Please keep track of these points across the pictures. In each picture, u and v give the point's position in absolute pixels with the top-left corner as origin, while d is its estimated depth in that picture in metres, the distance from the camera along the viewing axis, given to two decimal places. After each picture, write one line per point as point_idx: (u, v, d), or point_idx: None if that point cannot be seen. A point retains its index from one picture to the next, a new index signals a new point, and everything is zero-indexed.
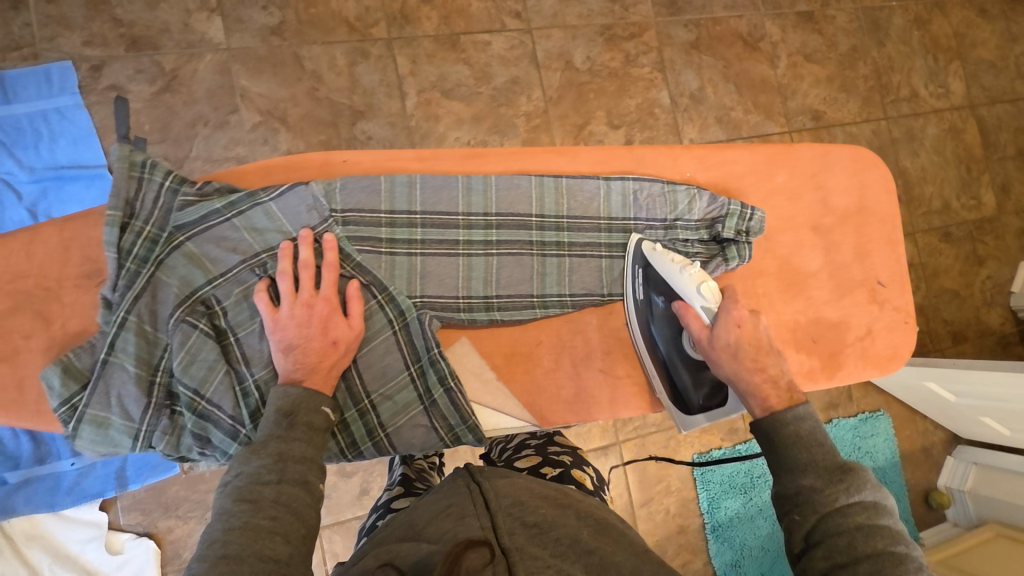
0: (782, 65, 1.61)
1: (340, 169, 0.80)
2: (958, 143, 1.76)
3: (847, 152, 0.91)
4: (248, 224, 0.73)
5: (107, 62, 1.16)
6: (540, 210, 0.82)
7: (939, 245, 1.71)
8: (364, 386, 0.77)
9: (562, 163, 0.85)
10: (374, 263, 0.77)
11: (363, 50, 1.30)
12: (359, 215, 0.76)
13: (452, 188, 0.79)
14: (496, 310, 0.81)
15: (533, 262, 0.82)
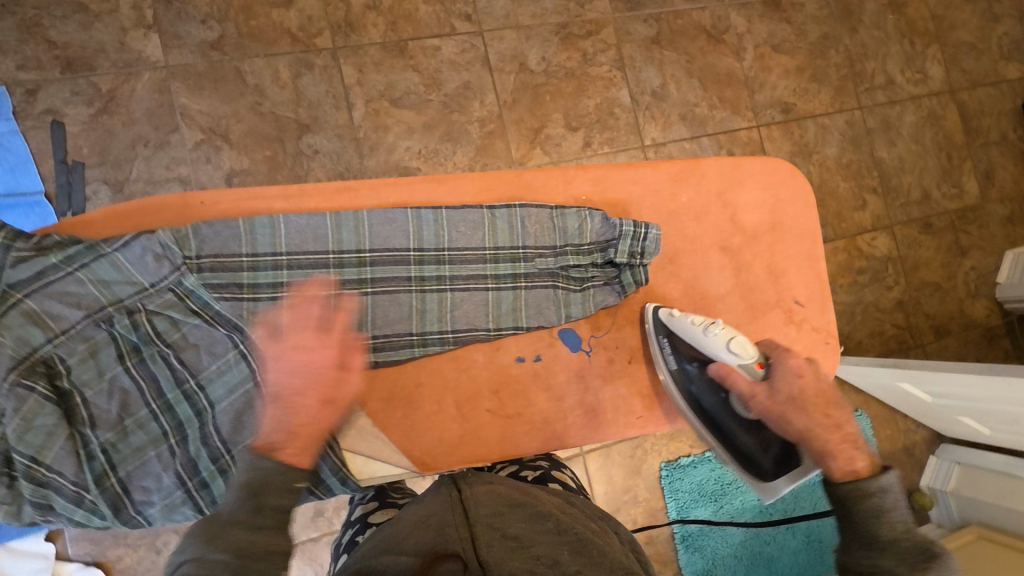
0: (748, 57, 1.56)
1: (197, 211, 0.80)
2: (938, 130, 1.70)
3: (758, 162, 0.96)
4: (94, 276, 0.74)
5: (42, 85, 1.14)
6: (418, 245, 0.83)
7: (919, 237, 1.66)
8: (225, 441, 0.78)
9: (442, 192, 0.86)
10: (233, 312, 0.77)
11: (307, 60, 1.26)
12: (215, 261, 0.76)
13: (320, 226, 0.80)
14: (370, 352, 0.82)
15: (411, 300, 0.83)
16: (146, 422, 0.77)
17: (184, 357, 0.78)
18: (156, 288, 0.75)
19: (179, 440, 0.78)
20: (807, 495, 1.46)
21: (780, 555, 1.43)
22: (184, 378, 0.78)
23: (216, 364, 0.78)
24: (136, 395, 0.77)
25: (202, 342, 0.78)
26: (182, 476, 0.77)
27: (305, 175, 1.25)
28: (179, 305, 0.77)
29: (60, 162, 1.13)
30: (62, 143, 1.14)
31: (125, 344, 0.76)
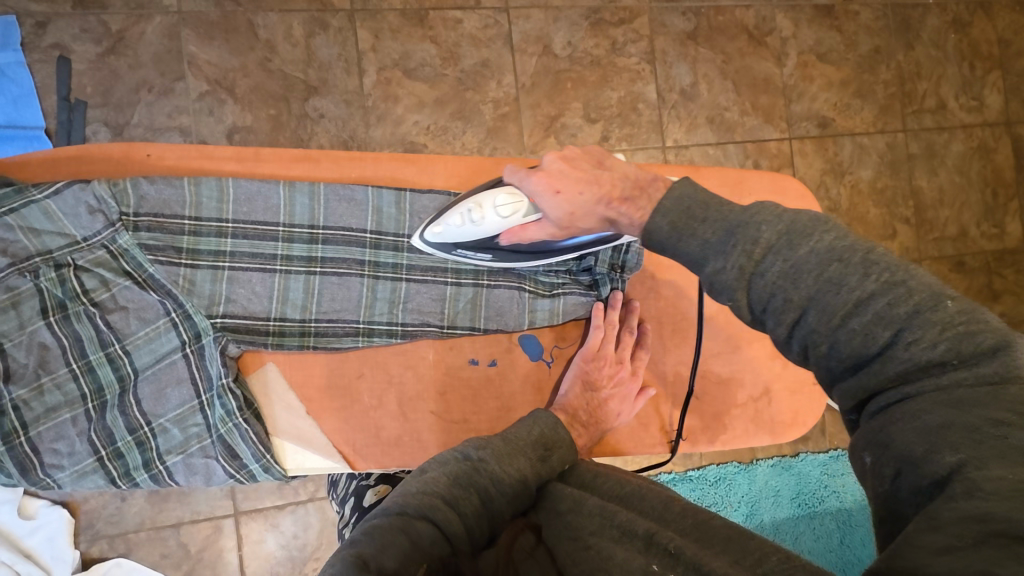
0: (790, 64, 1.47)
1: (140, 164, 0.78)
2: (986, 164, 1.59)
3: (764, 178, 0.95)
4: (25, 224, 0.71)
5: (52, 19, 1.12)
6: (377, 226, 0.82)
7: (949, 275, 1.56)
8: (145, 413, 0.75)
9: (409, 172, 0.84)
10: (169, 277, 0.75)
11: (322, 20, 1.22)
12: (152, 219, 0.75)
13: (272, 197, 0.79)
14: (311, 335, 0.80)
15: (362, 285, 0.81)
16: (64, 382, 0.73)
17: (112, 319, 0.74)
18: (88, 243, 0.73)
19: (96, 405, 0.74)
20: (786, 529, 1.42)
21: None
22: (108, 342, 0.74)
23: (145, 330, 0.75)
24: (56, 352, 0.73)
25: (133, 306, 0.75)
26: (95, 442, 0.74)
27: (308, 139, 1.22)
28: (111, 264, 0.74)
29: (62, 99, 1.12)
30: (66, 79, 1.12)
31: (51, 299, 0.72)
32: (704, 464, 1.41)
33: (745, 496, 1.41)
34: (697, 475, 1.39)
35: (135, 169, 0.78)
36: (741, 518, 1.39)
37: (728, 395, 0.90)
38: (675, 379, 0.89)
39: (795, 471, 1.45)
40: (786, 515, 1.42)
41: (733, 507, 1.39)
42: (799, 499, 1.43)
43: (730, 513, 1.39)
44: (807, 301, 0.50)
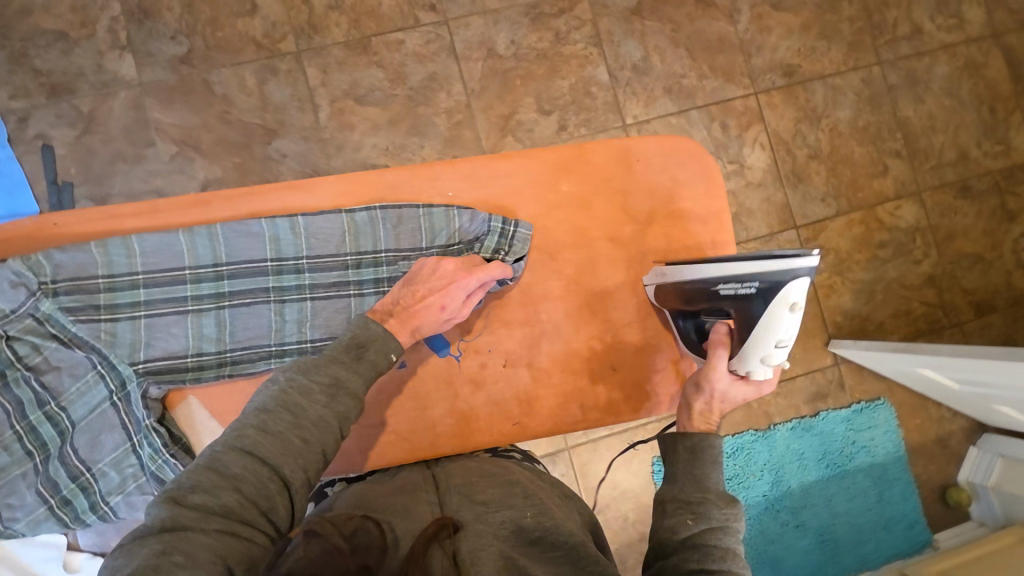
0: (743, 19, 1.43)
1: (50, 233, 0.82)
2: (978, 81, 1.49)
3: (650, 143, 0.90)
4: None
5: (31, 112, 1.22)
6: (276, 253, 0.84)
7: (953, 203, 1.47)
8: (84, 460, 0.81)
9: (299, 198, 0.86)
10: (91, 333, 0.79)
11: (272, 67, 1.28)
12: (70, 283, 0.79)
13: (174, 244, 0.82)
14: (228, 364, 0.83)
15: (270, 311, 0.84)
16: (10, 443, 0.79)
17: (46, 379, 0.80)
18: (15, 314, 0.77)
19: (43, 459, 0.81)
20: (817, 491, 1.36)
21: (789, 555, 1.33)
22: (46, 400, 0.80)
23: (75, 385, 0.81)
24: (2, 417, 0.79)
25: (63, 365, 0.80)
26: (43, 494, 0.80)
27: (274, 180, 1.27)
28: (38, 329, 0.79)
29: (49, 182, 1.22)
30: (51, 164, 1.22)
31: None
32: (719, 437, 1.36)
33: (766, 463, 1.36)
34: None
35: (46, 238, 0.82)
36: (766, 487, 1.35)
37: (647, 360, 0.89)
38: (589, 354, 0.88)
39: (818, 431, 1.38)
40: (814, 479, 1.36)
41: (756, 476, 1.35)
42: (827, 459, 1.37)
43: (753, 483, 1.34)
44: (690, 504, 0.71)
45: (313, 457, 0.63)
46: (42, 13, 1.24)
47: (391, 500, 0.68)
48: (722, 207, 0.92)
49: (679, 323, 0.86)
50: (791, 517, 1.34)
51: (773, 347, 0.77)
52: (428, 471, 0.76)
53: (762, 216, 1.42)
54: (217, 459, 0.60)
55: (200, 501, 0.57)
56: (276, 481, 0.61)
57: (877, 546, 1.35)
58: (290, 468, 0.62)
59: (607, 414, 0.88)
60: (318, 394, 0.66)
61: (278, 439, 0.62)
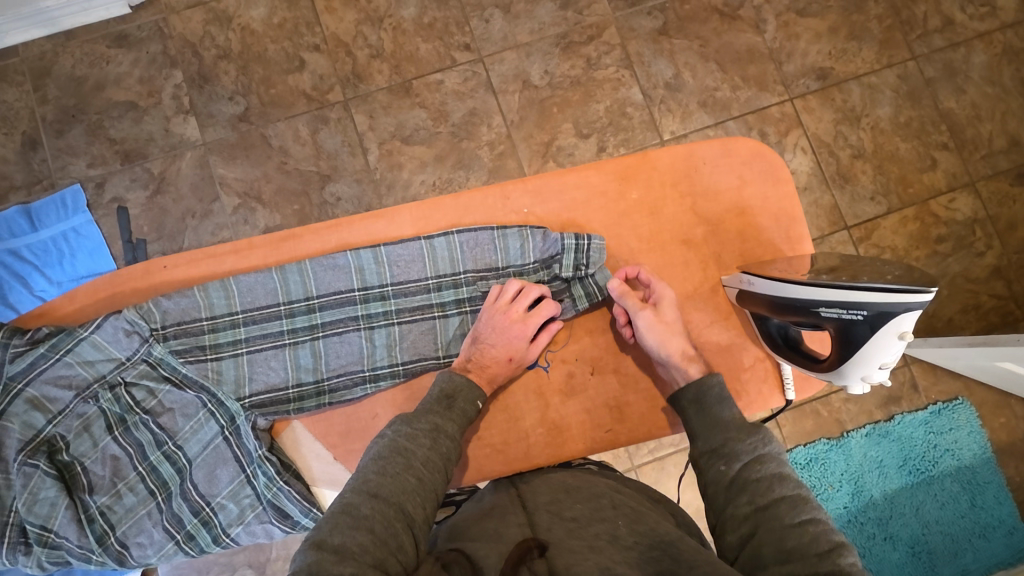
0: (770, 29, 1.46)
1: (157, 274, 0.88)
2: (1019, 66, 1.47)
3: (712, 145, 0.93)
4: (79, 358, 0.82)
5: (108, 178, 1.32)
6: (363, 283, 0.87)
7: (1011, 191, 1.43)
8: (203, 495, 0.84)
9: (382, 227, 0.90)
10: (199, 373, 0.84)
11: (323, 116, 1.36)
12: (177, 327, 0.84)
13: (268, 282, 0.86)
14: (326, 393, 0.86)
15: (361, 338, 0.87)
16: (135, 484, 0.84)
17: (162, 421, 0.84)
18: (131, 361, 0.83)
19: (164, 497, 0.84)
20: (902, 500, 1.30)
21: (880, 570, 1.27)
22: (163, 440, 0.84)
23: (189, 424, 0.84)
24: (125, 460, 0.84)
25: (176, 406, 0.85)
26: (170, 530, 0.83)
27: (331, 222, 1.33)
28: (152, 373, 0.84)
29: (126, 242, 1.30)
30: (126, 224, 1.31)
31: (112, 416, 0.84)
32: (792, 448, 1.33)
33: (844, 473, 1.31)
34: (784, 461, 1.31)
35: (157, 281, 0.88)
36: (847, 498, 1.30)
37: (732, 359, 0.89)
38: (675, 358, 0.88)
39: (895, 436, 1.32)
40: (897, 487, 1.30)
41: (835, 487, 1.30)
42: (909, 465, 1.31)
43: (833, 494, 1.30)
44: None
45: (426, 495, 0.68)
46: (114, 88, 1.35)
47: (481, 525, 0.68)
48: (792, 200, 0.92)
49: (764, 328, 0.85)
50: (877, 529, 1.28)
51: (875, 368, 0.77)
52: (513, 491, 0.75)
53: (811, 218, 1.41)
54: (348, 503, 0.64)
55: (339, 542, 0.60)
56: (402, 517, 0.64)
57: (974, 555, 1.28)
58: (410, 507, 0.66)
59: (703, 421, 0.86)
60: (423, 437, 0.73)
61: (396, 479, 0.67)
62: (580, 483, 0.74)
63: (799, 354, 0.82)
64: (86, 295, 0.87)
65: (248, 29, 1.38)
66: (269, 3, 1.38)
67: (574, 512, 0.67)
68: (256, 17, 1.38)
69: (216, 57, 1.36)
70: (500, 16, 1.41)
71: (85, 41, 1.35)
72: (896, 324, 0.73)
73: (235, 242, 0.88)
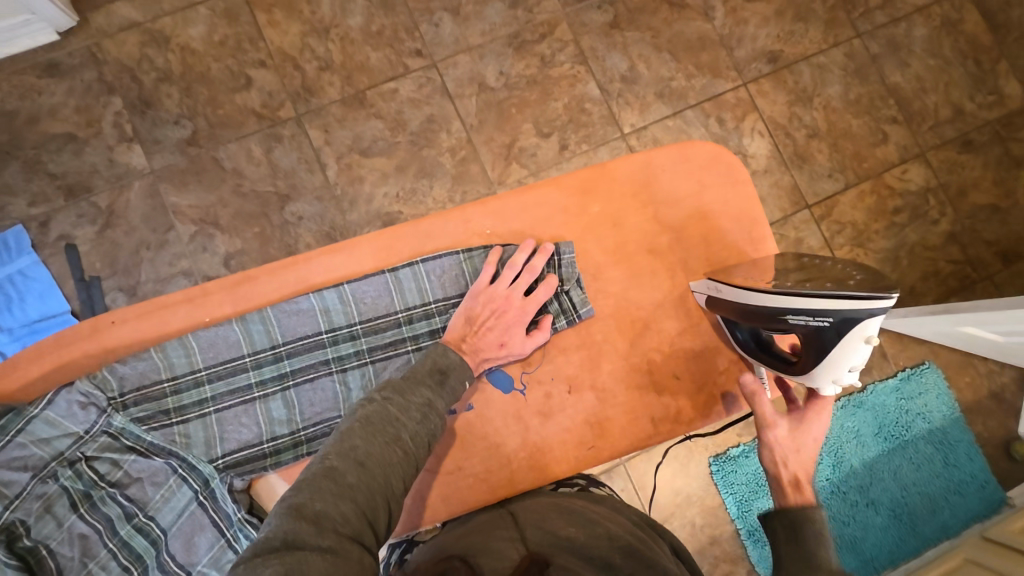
0: (719, 15, 1.47)
1: (110, 332, 0.90)
2: (958, 37, 1.52)
3: (669, 151, 0.95)
4: (34, 438, 0.82)
5: (52, 215, 1.26)
6: (329, 326, 0.89)
7: (958, 158, 1.48)
8: (182, 564, 0.82)
9: (342, 266, 0.92)
10: (166, 438, 0.85)
11: (276, 134, 1.32)
12: (137, 393, 0.85)
13: (229, 335, 0.88)
14: (303, 443, 0.87)
15: (334, 382, 0.88)
16: (106, 562, 0.82)
17: (131, 493, 0.83)
18: (90, 434, 0.83)
19: (141, 571, 0.82)
20: (881, 466, 1.34)
21: (865, 536, 1.31)
22: (133, 513, 0.83)
23: (160, 492, 0.84)
24: (95, 537, 0.82)
25: (143, 475, 0.84)
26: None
27: (295, 243, 1.30)
28: (114, 445, 0.84)
29: (78, 281, 1.24)
30: (77, 262, 1.25)
31: (76, 493, 0.82)
32: None
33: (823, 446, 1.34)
34: None
35: (112, 339, 0.89)
36: (828, 470, 1.33)
37: (707, 364, 0.92)
38: (650, 368, 0.91)
39: (869, 405, 1.36)
40: (876, 454, 1.34)
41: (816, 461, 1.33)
42: (884, 432, 1.35)
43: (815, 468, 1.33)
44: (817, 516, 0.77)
45: (407, 470, 0.69)
46: (49, 119, 1.28)
47: (468, 539, 0.70)
48: (754, 202, 0.95)
49: (736, 335, 0.89)
50: (858, 497, 1.32)
51: (845, 372, 0.78)
52: (502, 510, 0.77)
53: (773, 201, 1.43)
54: (333, 469, 0.63)
55: (319, 508, 0.59)
56: (385, 491, 0.65)
57: (952, 512, 1.33)
58: (391, 482, 0.66)
59: (676, 425, 0.90)
60: (414, 411, 0.73)
61: (384, 450, 0.67)
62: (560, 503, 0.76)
63: (771, 356, 0.86)
64: (34, 358, 0.88)
65: (187, 49, 1.32)
66: (207, 19, 1.33)
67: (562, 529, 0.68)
68: (195, 35, 1.32)
69: (155, 80, 1.31)
70: (449, 19, 1.39)
71: (13, 73, 1.28)
72: (864, 331, 0.74)
73: (187, 291, 0.90)
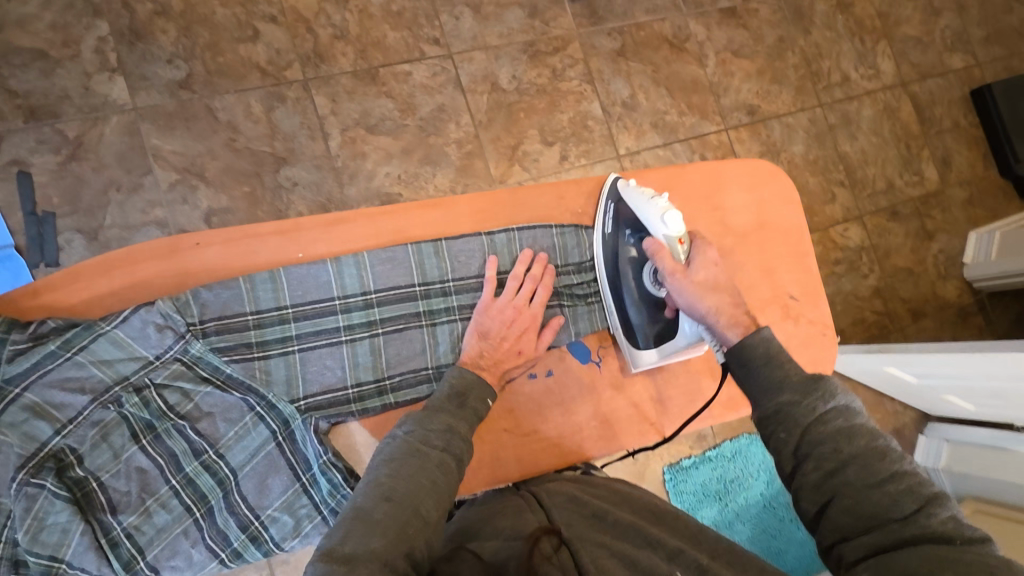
0: (711, 64, 1.61)
1: (187, 252, 0.76)
2: (894, 122, 1.77)
3: (739, 163, 0.98)
4: (95, 356, 0.68)
5: (5, 136, 1.11)
6: (423, 279, 0.82)
7: (887, 225, 1.71)
8: (252, 508, 0.73)
9: (440, 219, 0.84)
10: (246, 372, 0.73)
11: (278, 94, 1.26)
12: (218, 322, 0.73)
13: (321, 274, 0.78)
14: (389, 392, 0.79)
15: (424, 334, 0.81)
16: (167, 500, 0.71)
17: (201, 427, 0.72)
18: (161, 360, 0.71)
19: (204, 512, 0.72)
20: None
21: (789, 548, 1.44)
22: (202, 449, 0.72)
23: (234, 429, 0.73)
24: (155, 473, 0.70)
25: (217, 410, 0.73)
26: (215, 547, 0.72)
27: (286, 209, 1.23)
28: (187, 373, 0.72)
29: (29, 213, 1.10)
30: (30, 192, 1.10)
31: (138, 423, 0.70)
32: (719, 442, 1.47)
33: (761, 464, 1.48)
34: (715, 454, 1.45)
35: (190, 259, 0.76)
36: (763, 486, 1.47)
37: None
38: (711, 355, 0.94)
39: None
40: None
41: (754, 476, 1.47)
42: None
43: (753, 483, 1.46)
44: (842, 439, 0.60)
45: (443, 497, 0.63)
46: (16, 30, 1.13)
47: (496, 521, 0.72)
48: (802, 220, 1.01)
49: (630, 315, 0.87)
50: (786, 512, 1.46)
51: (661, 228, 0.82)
52: (523, 491, 0.78)
53: None
54: (359, 509, 0.59)
55: (350, 551, 0.55)
56: (417, 523, 0.59)
57: None
58: (427, 507, 0.61)
59: (728, 410, 0.92)
60: (435, 438, 0.67)
61: (411, 481, 0.62)
62: (582, 484, 0.78)
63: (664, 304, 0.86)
64: (96, 271, 0.72)
65: None
66: None
67: (593, 507, 0.71)
68: None
69: (151, 12, 1.20)
70: (470, 16, 1.41)
71: None
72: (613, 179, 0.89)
73: (282, 221, 0.78)
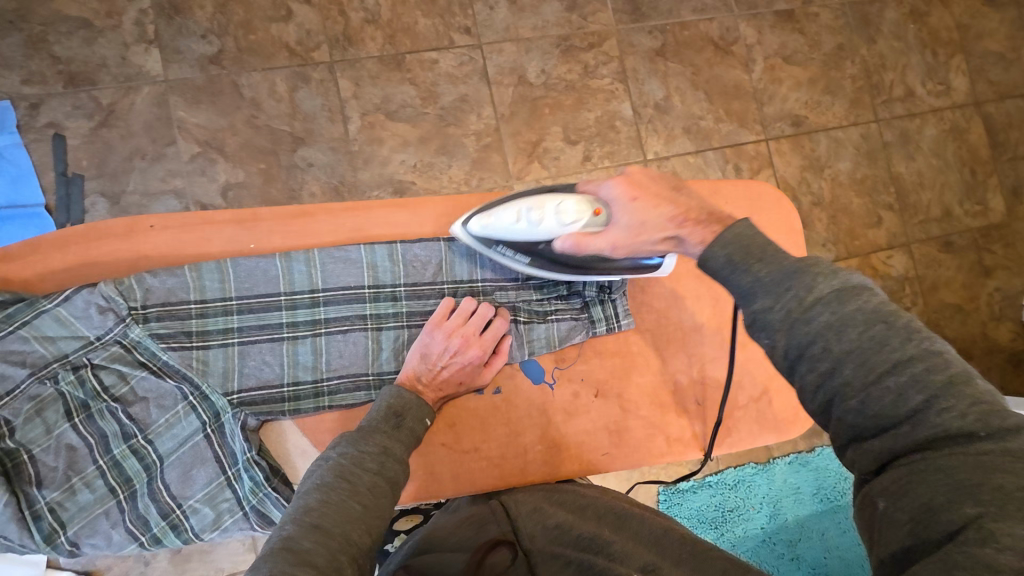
0: (757, 69, 1.51)
1: (144, 235, 0.82)
2: (961, 144, 1.62)
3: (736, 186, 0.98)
4: (38, 333, 0.74)
5: (45, 100, 1.17)
6: (373, 282, 0.85)
7: (938, 256, 1.58)
8: (174, 497, 0.77)
9: (404, 219, 0.89)
10: (182, 361, 0.78)
11: (304, 74, 1.27)
12: (161, 309, 0.78)
13: (270, 269, 0.82)
14: (324, 395, 0.83)
15: (367, 338, 0.85)
16: (92, 479, 0.76)
17: (133, 412, 0.77)
18: (101, 342, 0.76)
19: (127, 495, 0.77)
20: (812, 526, 1.41)
21: None
22: (131, 434, 0.77)
23: (164, 417, 0.78)
24: (83, 452, 0.76)
25: (150, 395, 0.78)
26: (134, 532, 0.76)
27: (298, 189, 1.25)
28: (125, 357, 0.77)
29: (60, 174, 1.16)
30: (63, 154, 1.16)
31: (73, 401, 0.76)
32: (722, 468, 1.41)
33: (764, 496, 1.41)
34: (714, 480, 1.38)
35: (143, 242, 0.82)
36: (764, 519, 1.39)
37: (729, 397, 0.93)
38: (673, 389, 0.92)
39: (813, 466, 1.44)
40: (809, 512, 1.41)
41: (755, 508, 1.40)
42: (820, 494, 1.43)
43: (753, 515, 1.39)
44: (845, 356, 0.51)
45: (373, 524, 0.63)
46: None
47: (458, 531, 0.71)
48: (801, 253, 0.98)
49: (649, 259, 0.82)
50: (786, 550, 1.38)
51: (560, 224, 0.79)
52: (490, 502, 0.77)
53: None
54: (288, 538, 0.57)
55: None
56: (348, 550, 0.58)
57: None
58: (355, 536, 0.60)
59: (687, 448, 0.90)
60: (369, 461, 0.68)
61: (339, 507, 0.61)
62: (554, 495, 0.77)
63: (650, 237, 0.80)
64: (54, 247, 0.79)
65: None
66: None
67: (557, 519, 0.70)
68: None
69: None
70: (505, 6, 1.38)
71: None
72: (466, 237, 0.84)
73: (240, 211, 0.84)
